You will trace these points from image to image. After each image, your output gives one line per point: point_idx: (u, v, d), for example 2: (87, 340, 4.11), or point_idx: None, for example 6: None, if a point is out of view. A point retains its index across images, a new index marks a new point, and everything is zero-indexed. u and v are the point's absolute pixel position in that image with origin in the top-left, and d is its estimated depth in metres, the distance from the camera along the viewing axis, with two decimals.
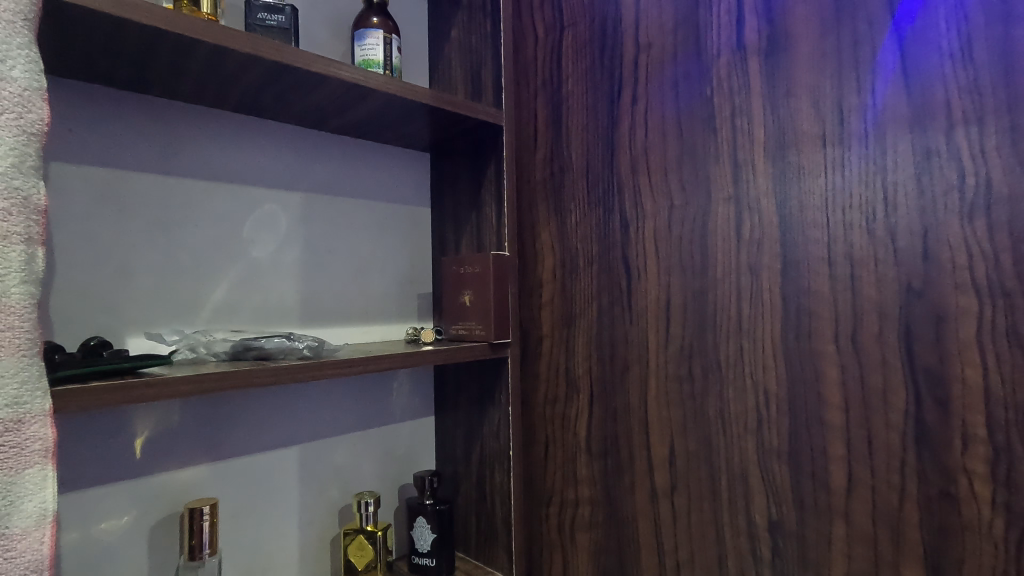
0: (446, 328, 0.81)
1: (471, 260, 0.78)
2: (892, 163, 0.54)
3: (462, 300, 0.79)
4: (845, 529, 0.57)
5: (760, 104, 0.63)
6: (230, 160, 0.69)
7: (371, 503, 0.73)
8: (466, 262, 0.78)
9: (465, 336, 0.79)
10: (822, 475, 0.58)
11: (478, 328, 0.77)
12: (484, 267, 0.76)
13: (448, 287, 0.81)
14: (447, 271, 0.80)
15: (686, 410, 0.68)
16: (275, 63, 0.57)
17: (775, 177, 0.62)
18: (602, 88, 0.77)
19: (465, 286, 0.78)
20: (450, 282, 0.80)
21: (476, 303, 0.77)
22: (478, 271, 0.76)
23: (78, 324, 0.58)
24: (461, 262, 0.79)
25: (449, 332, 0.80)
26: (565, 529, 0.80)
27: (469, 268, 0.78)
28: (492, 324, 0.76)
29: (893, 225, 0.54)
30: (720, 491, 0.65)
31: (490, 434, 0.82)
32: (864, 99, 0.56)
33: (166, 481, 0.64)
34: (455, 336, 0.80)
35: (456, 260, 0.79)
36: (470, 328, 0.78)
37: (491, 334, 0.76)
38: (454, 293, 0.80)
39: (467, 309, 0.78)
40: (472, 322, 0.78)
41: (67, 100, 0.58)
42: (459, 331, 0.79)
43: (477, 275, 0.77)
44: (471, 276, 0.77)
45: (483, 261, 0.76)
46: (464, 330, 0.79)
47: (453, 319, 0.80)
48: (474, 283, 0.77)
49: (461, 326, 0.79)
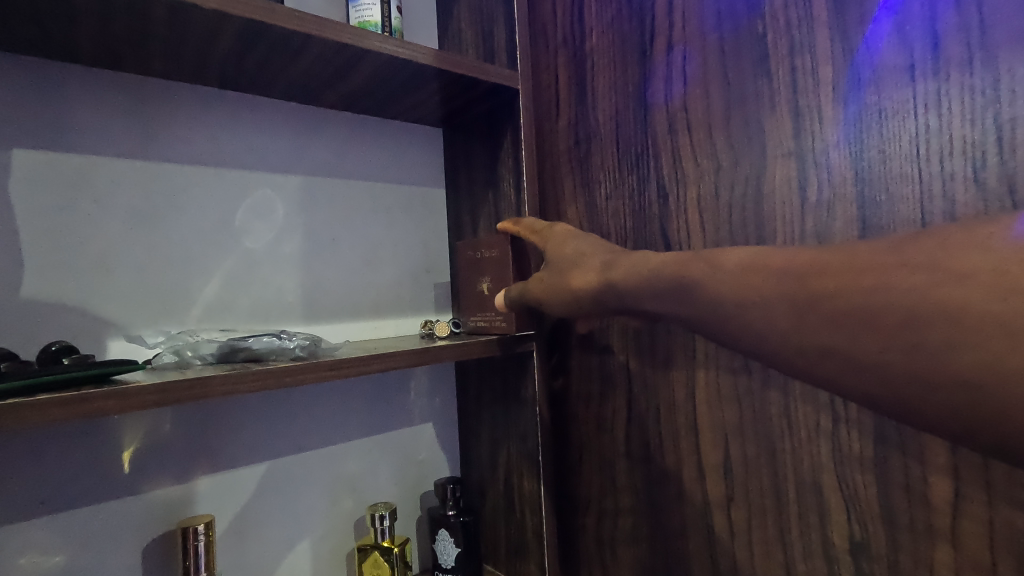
0: (465, 321, 0.73)
1: (486, 242, 0.69)
2: (1008, 93, 0.42)
3: (478, 288, 0.70)
4: (952, 556, 0.45)
5: (825, 36, 0.52)
6: (217, 143, 0.63)
7: (386, 516, 0.66)
8: (481, 245, 0.70)
9: (482, 328, 0.70)
10: (920, 489, 0.47)
11: (499, 319, 0.68)
12: (501, 249, 0.67)
13: (464, 276, 0.73)
14: (464, 257, 0.73)
15: (742, 410, 0.58)
16: (247, 22, 0.50)
17: (849, 124, 0.51)
18: (631, 38, 0.67)
19: (482, 272, 0.70)
20: (467, 269, 0.72)
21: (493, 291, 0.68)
22: (495, 254, 0.68)
23: (51, 328, 0.53)
24: (476, 245, 0.71)
25: (469, 326, 0.72)
26: (605, 543, 0.71)
27: (484, 251, 0.69)
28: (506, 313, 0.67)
29: (1011, 172, 0.42)
30: (787, 504, 0.55)
31: (516, 437, 0.74)
32: (969, 14, 0.44)
33: (160, 497, 0.58)
34: (473, 330, 0.71)
35: (471, 245, 0.71)
36: (488, 319, 0.69)
37: (508, 325, 0.67)
38: (471, 281, 0.71)
39: (484, 297, 0.69)
40: (489, 312, 0.69)
41: (29, 80, 0.53)
42: (480, 322, 0.70)
43: (493, 260, 0.68)
44: (487, 261, 0.69)
45: (500, 243, 0.67)
46: (484, 321, 0.70)
47: (471, 310, 0.72)
48: (491, 268, 0.68)
49: (478, 317, 0.70)
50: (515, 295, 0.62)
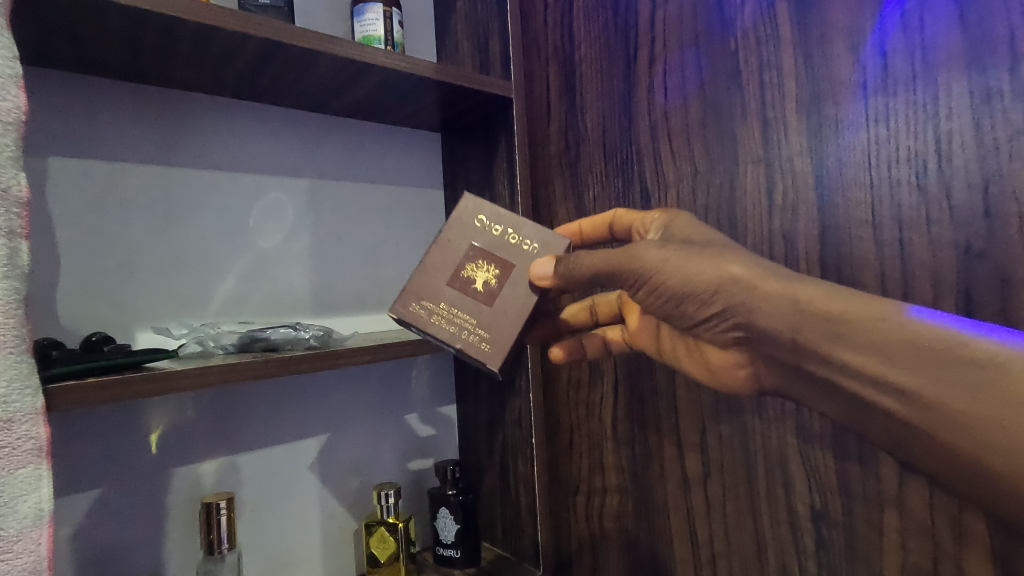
0: (418, 307, 0.54)
1: (522, 227, 0.57)
2: (946, 110, 0.48)
3: (473, 274, 0.55)
4: (898, 519, 0.51)
5: (791, 54, 0.57)
6: (232, 149, 0.68)
7: (392, 494, 0.71)
8: (507, 226, 0.57)
9: (449, 334, 0.53)
10: (871, 460, 0.52)
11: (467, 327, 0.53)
12: (544, 250, 0.56)
13: (457, 252, 0.56)
14: (466, 230, 0.57)
15: (717, 393, 0.63)
16: (265, 41, 0.55)
17: (811, 134, 0.56)
18: (617, 51, 0.72)
19: (492, 263, 0.55)
20: (470, 249, 0.56)
21: (492, 293, 0.54)
22: (531, 252, 0.56)
23: (85, 320, 0.58)
24: (497, 223, 0.57)
25: (419, 317, 0.53)
26: (594, 520, 0.77)
27: (509, 235, 0.57)
28: (504, 343, 0.53)
29: (948, 179, 0.48)
30: (757, 477, 0.61)
31: (512, 421, 0.79)
32: (912, 38, 0.49)
33: (183, 476, 0.64)
34: (422, 325, 0.53)
35: (488, 220, 0.57)
36: (465, 330, 0.53)
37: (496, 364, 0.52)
38: (461, 263, 0.55)
39: (475, 293, 0.54)
40: (472, 314, 0.54)
41: (61, 93, 0.57)
42: (433, 321, 0.53)
43: (520, 256, 0.56)
44: (508, 250, 0.56)
45: (547, 236, 0.57)
46: (439, 321, 0.53)
47: (438, 301, 0.54)
48: (508, 266, 0.55)
49: (445, 315, 0.54)
50: (574, 271, 0.52)
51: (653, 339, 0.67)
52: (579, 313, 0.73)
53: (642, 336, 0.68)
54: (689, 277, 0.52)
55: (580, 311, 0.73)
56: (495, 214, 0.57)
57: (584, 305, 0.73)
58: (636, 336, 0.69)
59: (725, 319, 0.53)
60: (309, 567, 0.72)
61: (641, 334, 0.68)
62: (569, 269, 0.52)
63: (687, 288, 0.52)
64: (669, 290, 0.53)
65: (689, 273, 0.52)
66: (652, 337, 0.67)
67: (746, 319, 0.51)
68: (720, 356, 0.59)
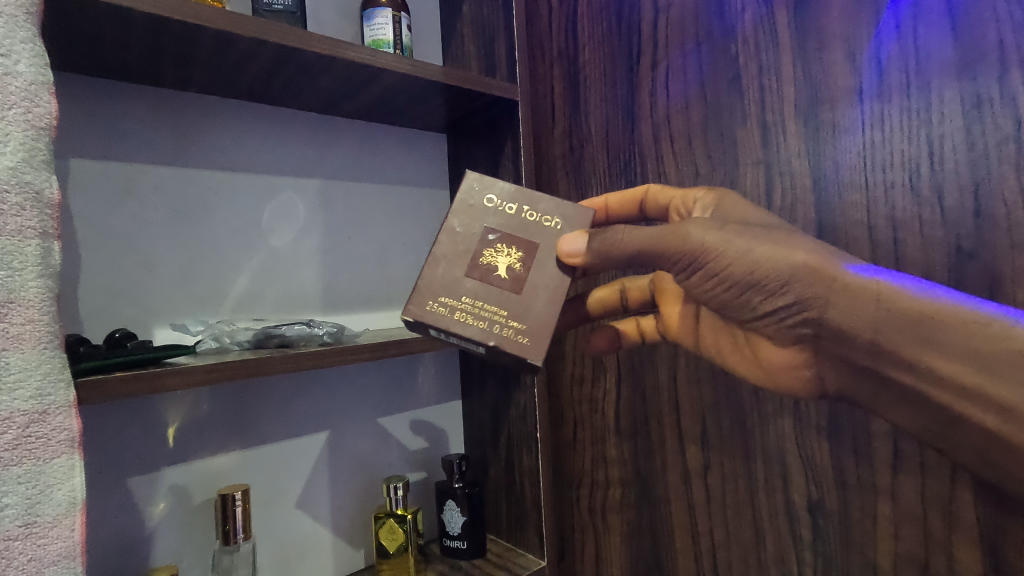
0: (438, 305, 0.51)
1: (537, 203, 0.55)
2: (938, 115, 0.50)
3: (491, 260, 0.52)
4: (891, 508, 0.53)
5: (789, 59, 0.59)
6: (245, 150, 0.69)
7: (401, 487, 0.72)
8: (522, 203, 0.55)
9: (482, 331, 0.50)
10: (865, 452, 0.54)
11: (494, 324, 0.50)
12: (567, 227, 0.54)
13: (472, 238, 0.53)
14: (476, 213, 0.54)
15: (717, 387, 0.65)
16: (280, 46, 0.56)
17: (808, 137, 0.58)
18: (620, 55, 0.74)
19: (514, 245, 0.53)
20: (486, 232, 0.53)
21: (517, 278, 0.52)
22: (554, 229, 0.54)
23: (105, 317, 0.60)
24: (509, 202, 0.55)
25: (442, 316, 0.50)
26: (596, 512, 0.79)
27: (527, 213, 0.54)
28: (544, 335, 0.50)
29: (940, 182, 0.50)
30: (755, 469, 0.63)
31: (517, 416, 0.80)
32: (906, 46, 0.51)
33: (199, 468, 0.65)
34: (448, 325, 0.50)
35: (497, 200, 0.55)
36: (498, 323, 0.50)
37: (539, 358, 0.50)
38: (478, 249, 0.53)
39: (499, 280, 0.52)
40: (501, 306, 0.51)
41: (82, 97, 0.59)
42: (457, 316, 0.50)
43: (542, 234, 0.54)
44: (527, 230, 0.54)
45: (571, 212, 0.55)
46: (463, 316, 0.50)
47: (461, 296, 0.51)
48: (530, 247, 0.53)
49: (470, 311, 0.51)
50: (612, 250, 0.53)
51: (694, 328, 0.65)
52: (609, 300, 0.71)
53: (682, 325, 0.67)
54: (757, 264, 0.53)
55: (609, 296, 0.71)
56: (505, 192, 0.55)
57: (614, 290, 0.71)
58: (672, 327, 0.68)
59: (793, 312, 0.53)
60: (319, 558, 0.74)
61: (681, 322, 0.66)
62: (614, 249, 0.53)
63: (753, 276, 0.53)
64: (735, 277, 0.54)
65: (757, 260, 0.53)
66: (693, 326, 0.65)
67: (819, 315, 0.52)
68: (779, 357, 0.57)
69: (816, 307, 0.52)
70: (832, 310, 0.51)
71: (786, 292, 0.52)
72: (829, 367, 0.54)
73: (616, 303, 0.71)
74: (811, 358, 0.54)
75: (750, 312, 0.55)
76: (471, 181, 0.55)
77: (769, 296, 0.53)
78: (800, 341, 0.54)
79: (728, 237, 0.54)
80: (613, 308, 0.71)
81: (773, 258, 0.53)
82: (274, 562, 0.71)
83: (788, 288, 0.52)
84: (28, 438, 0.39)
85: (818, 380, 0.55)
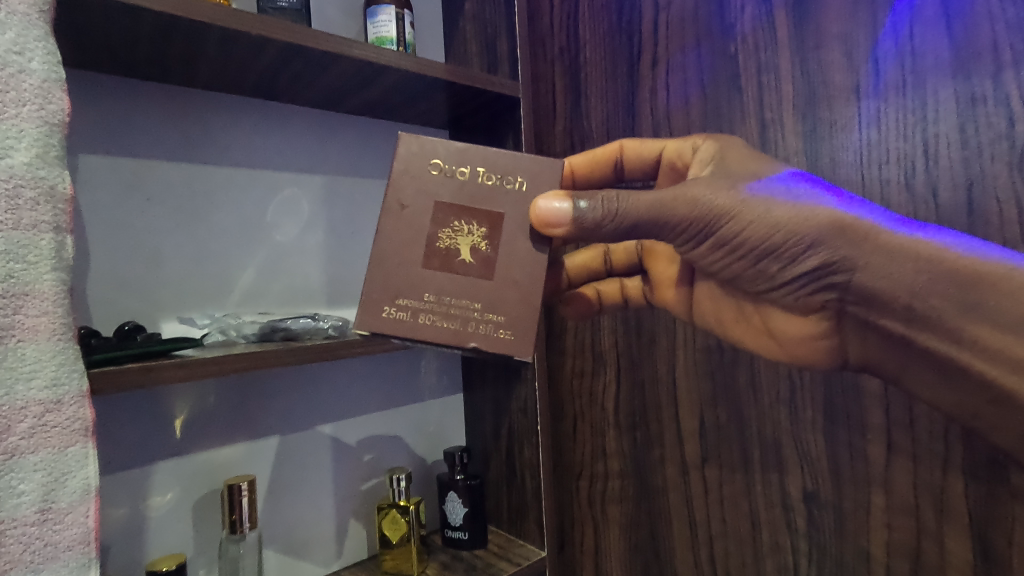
0: (397, 311, 0.45)
1: (494, 162, 0.47)
2: (934, 113, 0.51)
3: (451, 242, 0.46)
4: (884, 499, 0.55)
5: (788, 58, 0.60)
6: (250, 146, 0.70)
7: (403, 478, 0.74)
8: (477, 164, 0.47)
9: (454, 333, 0.45)
10: (860, 444, 0.55)
11: (471, 324, 0.45)
12: (535, 186, 0.47)
13: (422, 215, 0.46)
14: (424, 181, 0.46)
15: (715, 380, 0.66)
16: (286, 44, 0.57)
17: (806, 135, 0.59)
18: (621, 53, 0.75)
19: (474, 220, 0.47)
20: (440, 206, 0.46)
21: (486, 261, 0.46)
22: (518, 190, 0.47)
23: (114, 310, 0.61)
24: (460, 164, 0.47)
25: (405, 321, 0.45)
26: (596, 503, 0.80)
27: (485, 177, 0.47)
28: (527, 327, 0.46)
29: (934, 179, 0.51)
30: (753, 462, 0.64)
31: (518, 409, 0.81)
32: (902, 45, 0.52)
33: (205, 459, 0.67)
34: (413, 331, 0.45)
35: (445, 164, 0.47)
36: (471, 321, 0.45)
37: (524, 352, 0.45)
38: (434, 232, 0.46)
39: (465, 267, 0.46)
40: (472, 299, 0.46)
41: (89, 92, 0.60)
42: (426, 320, 0.45)
43: None
44: (489, 198, 0.47)
45: (537, 166, 0.48)
46: (432, 320, 0.45)
47: (421, 295, 0.45)
48: (495, 220, 0.47)
49: (437, 313, 0.45)
50: (606, 221, 0.45)
51: (687, 297, 0.63)
52: (591, 263, 0.70)
53: (672, 293, 0.64)
54: (777, 226, 0.46)
55: (592, 259, 0.71)
56: (453, 153, 0.47)
57: (597, 253, 0.71)
58: (665, 295, 0.66)
59: (816, 276, 0.47)
60: (323, 547, 0.76)
61: (671, 288, 0.65)
62: (609, 219, 0.45)
63: (772, 242, 0.47)
64: (752, 242, 0.47)
65: (779, 222, 0.46)
66: (687, 295, 0.63)
67: (847, 279, 0.46)
68: (795, 327, 0.53)
69: (843, 271, 0.46)
70: (862, 275, 0.45)
71: (813, 255, 0.46)
72: (853, 335, 0.50)
73: (601, 267, 0.70)
74: (831, 328, 0.51)
75: (767, 280, 0.50)
76: (410, 143, 0.47)
77: (790, 262, 0.47)
78: (823, 307, 0.50)
79: (744, 195, 0.47)
80: (596, 271, 0.70)
81: (798, 217, 0.46)
82: (279, 551, 0.72)
83: (815, 250, 0.46)
84: (45, 427, 0.40)
85: (839, 349, 0.52)
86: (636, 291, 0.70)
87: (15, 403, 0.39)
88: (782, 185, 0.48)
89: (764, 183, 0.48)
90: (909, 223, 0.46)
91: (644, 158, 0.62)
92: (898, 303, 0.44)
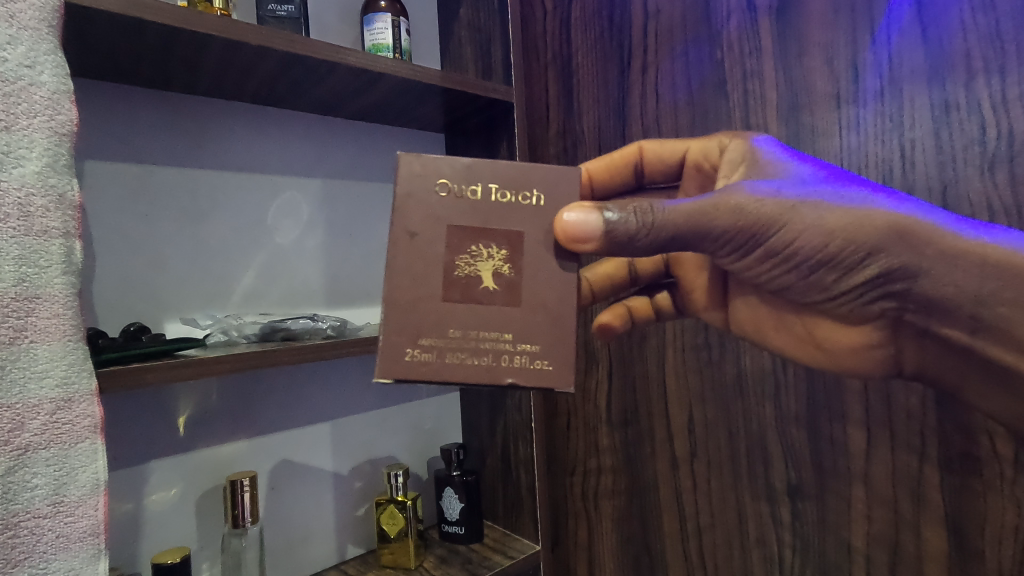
0: (420, 353, 0.45)
1: (489, 176, 0.47)
2: (909, 120, 0.52)
3: (471, 269, 0.46)
4: (864, 492, 0.57)
5: (772, 64, 0.62)
6: (250, 152, 0.72)
7: (400, 474, 0.75)
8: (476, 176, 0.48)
9: (487, 370, 0.45)
10: (841, 439, 0.57)
11: (503, 356, 0.45)
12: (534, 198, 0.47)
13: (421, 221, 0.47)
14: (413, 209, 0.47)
15: (703, 377, 0.69)
16: (285, 53, 0.59)
17: (789, 140, 0.61)
18: (611, 59, 0.77)
19: (493, 244, 0.46)
20: (454, 232, 0.46)
21: (510, 286, 0.46)
22: (535, 204, 0.47)
23: (119, 311, 0.62)
24: (468, 183, 0.47)
25: (430, 363, 0.45)
26: (589, 498, 0.82)
27: (495, 194, 0.47)
28: (562, 356, 0.46)
29: (912, 182, 0.53)
30: (739, 456, 0.66)
31: (514, 407, 0.83)
32: (878, 53, 0.54)
33: (209, 456, 0.69)
34: (440, 371, 0.45)
35: (452, 183, 0.47)
36: (503, 355, 0.45)
37: (558, 381, 0.46)
38: (451, 260, 0.46)
39: (490, 296, 0.46)
40: (501, 331, 0.46)
41: (93, 100, 0.61)
42: (457, 358, 0.45)
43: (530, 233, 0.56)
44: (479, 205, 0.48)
45: (536, 176, 0.48)
46: (462, 358, 0.45)
47: (445, 331, 0.45)
48: (514, 240, 0.47)
49: (462, 349, 0.45)
50: (643, 233, 0.44)
51: (721, 303, 0.62)
52: (615, 273, 0.67)
53: (705, 301, 0.63)
54: (832, 234, 0.44)
55: (615, 269, 0.67)
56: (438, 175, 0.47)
57: (621, 263, 0.67)
58: (697, 301, 0.64)
59: (875, 287, 0.46)
60: (322, 543, 0.78)
61: (703, 295, 0.63)
62: (644, 230, 0.44)
63: (828, 251, 0.45)
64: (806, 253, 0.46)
65: (833, 230, 0.44)
66: (721, 301, 0.62)
67: (906, 287, 0.44)
68: (847, 337, 0.51)
69: (903, 280, 0.44)
70: (923, 282, 0.44)
71: (871, 264, 0.44)
72: (909, 343, 0.48)
73: (624, 278, 0.68)
74: (887, 337, 0.49)
75: (821, 290, 0.49)
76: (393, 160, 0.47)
77: (847, 272, 0.46)
78: (879, 317, 0.48)
79: (794, 201, 0.45)
80: (619, 281, 0.67)
81: (850, 223, 0.44)
82: (280, 546, 0.74)
83: (875, 259, 0.44)
84: (56, 424, 0.42)
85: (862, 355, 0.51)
86: (665, 301, 0.67)
87: (28, 402, 0.41)
88: (833, 189, 0.46)
89: (812, 186, 0.46)
90: (969, 223, 0.44)
91: (665, 160, 0.62)
92: (961, 312, 0.43)
